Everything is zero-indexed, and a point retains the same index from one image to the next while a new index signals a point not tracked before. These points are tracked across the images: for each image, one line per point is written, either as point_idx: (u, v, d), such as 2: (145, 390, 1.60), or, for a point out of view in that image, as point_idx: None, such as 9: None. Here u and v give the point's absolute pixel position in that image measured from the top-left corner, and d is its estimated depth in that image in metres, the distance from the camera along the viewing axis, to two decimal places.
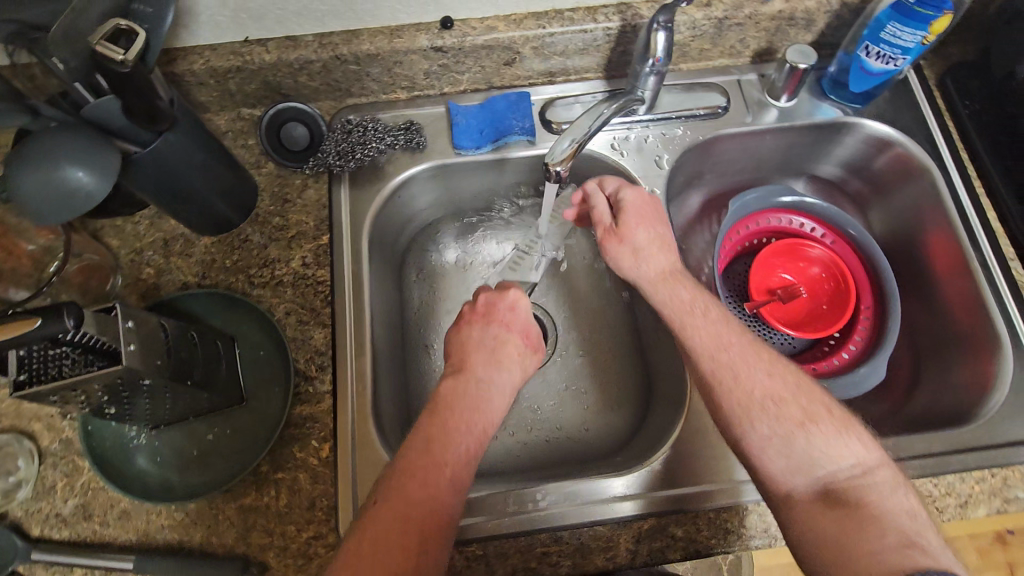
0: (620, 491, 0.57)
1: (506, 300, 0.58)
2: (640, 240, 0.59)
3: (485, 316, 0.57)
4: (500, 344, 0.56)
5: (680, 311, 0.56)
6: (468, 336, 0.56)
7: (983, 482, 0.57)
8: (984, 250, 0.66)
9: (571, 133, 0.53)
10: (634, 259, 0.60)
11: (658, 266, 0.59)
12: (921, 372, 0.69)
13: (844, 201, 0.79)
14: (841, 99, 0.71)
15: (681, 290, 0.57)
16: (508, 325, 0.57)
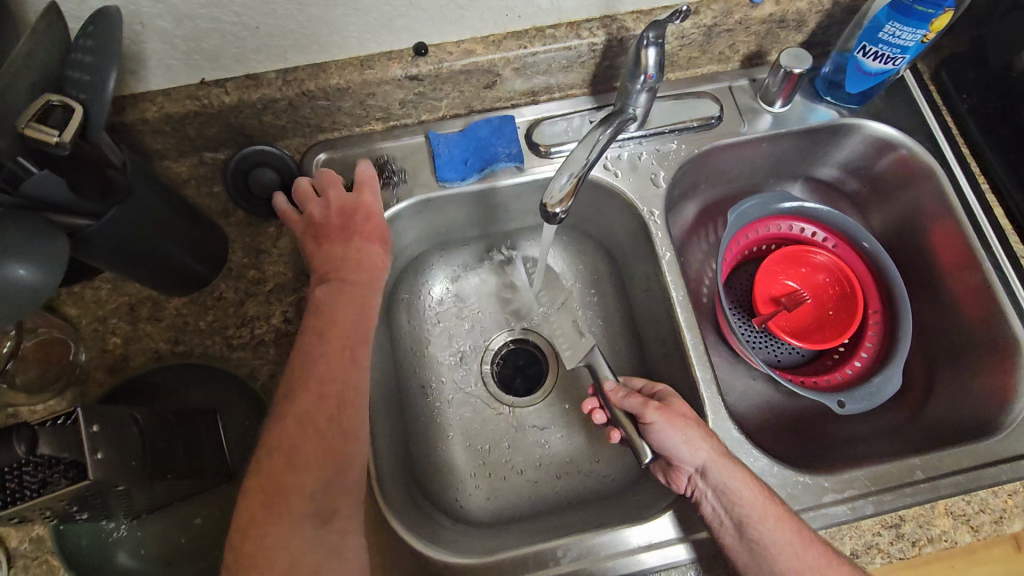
0: (675, 534, 0.54)
1: (361, 216, 0.55)
2: (697, 417, 0.54)
3: (343, 231, 0.54)
4: (357, 247, 0.54)
5: (751, 489, 0.50)
6: (323, 250, 0.53)
7: (1015, 496, 0.55)
8: (994, 248, 0.64)
9: (567, 166, 0.49)
10: (700, 430, 0.52)
11: (723, 448, 0.53)
12: (936, 376, 0.67)
13: (842, 203, 0.77)
14: (836, 101, 0.68)
15: (756, 482, 0.51)
16: (367, 237, 0.55)
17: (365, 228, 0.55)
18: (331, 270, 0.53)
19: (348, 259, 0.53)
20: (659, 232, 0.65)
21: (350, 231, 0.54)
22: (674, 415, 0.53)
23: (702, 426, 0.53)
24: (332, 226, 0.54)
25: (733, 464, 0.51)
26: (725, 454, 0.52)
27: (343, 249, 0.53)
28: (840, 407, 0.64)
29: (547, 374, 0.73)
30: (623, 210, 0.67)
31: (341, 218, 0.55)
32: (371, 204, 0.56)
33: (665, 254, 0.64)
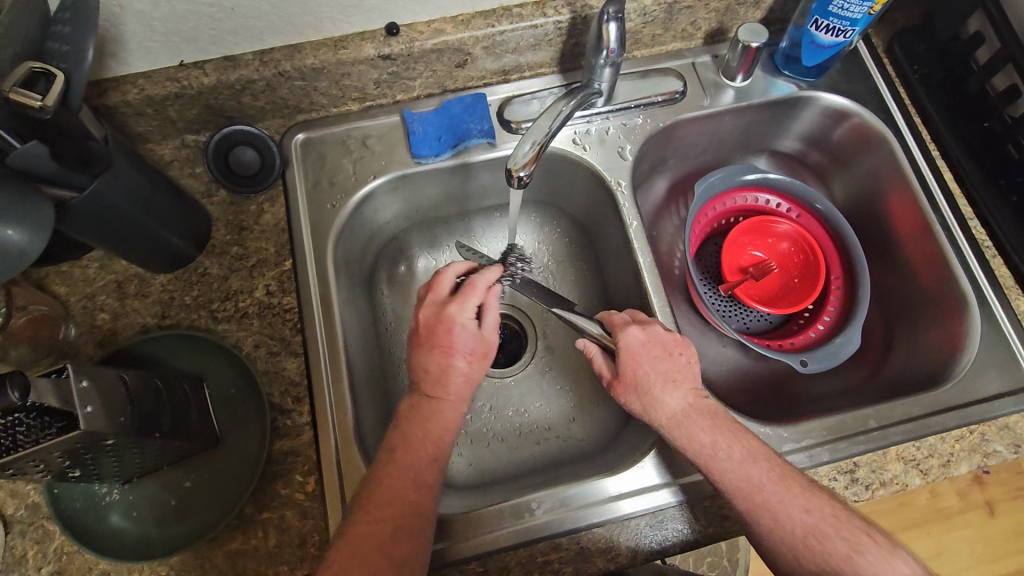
0: (660, 480, 0.58)
1: (446, 323, 0.55)
2: (641, 380, 0.55)
3: (427, 340, 0.55)
4: (450, 359, 0.54)
5: (690, 449, 0.52)
6: (416, 360, 0.55)
7: (962, 440, 0.59)
8: (944, 210, 0.67)
9: (531, 136, 0.52)
10: (639, 402, 0.55)
11: (665, 408, 0.53)
12: (894, 335, 0.70)
13: (806, 173, 0.80)
14: (794, 74, 0.72)
15: (700, 435, 0.52)
16: (450, 351, 0.54)
17: (473, 349, 0.55)
18: (423, 381, 0.54)
19: (432, 374, 0.54)
20: (627, 203, 0.68)
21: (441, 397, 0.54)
22: (617, 388, 0.56)
23: (639, 398, 0.55)
24: (424, 335, 0.55)
25: (673, 426, 0.53)
26: (665, 420, 0.53)
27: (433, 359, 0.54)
28: (802, 365, 0.67)
29: (527, 346, 0.76)
30: (593, 184, 0.70)
31: (432, 327, 0.55)
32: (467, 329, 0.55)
33: (633, 223, 0.67)
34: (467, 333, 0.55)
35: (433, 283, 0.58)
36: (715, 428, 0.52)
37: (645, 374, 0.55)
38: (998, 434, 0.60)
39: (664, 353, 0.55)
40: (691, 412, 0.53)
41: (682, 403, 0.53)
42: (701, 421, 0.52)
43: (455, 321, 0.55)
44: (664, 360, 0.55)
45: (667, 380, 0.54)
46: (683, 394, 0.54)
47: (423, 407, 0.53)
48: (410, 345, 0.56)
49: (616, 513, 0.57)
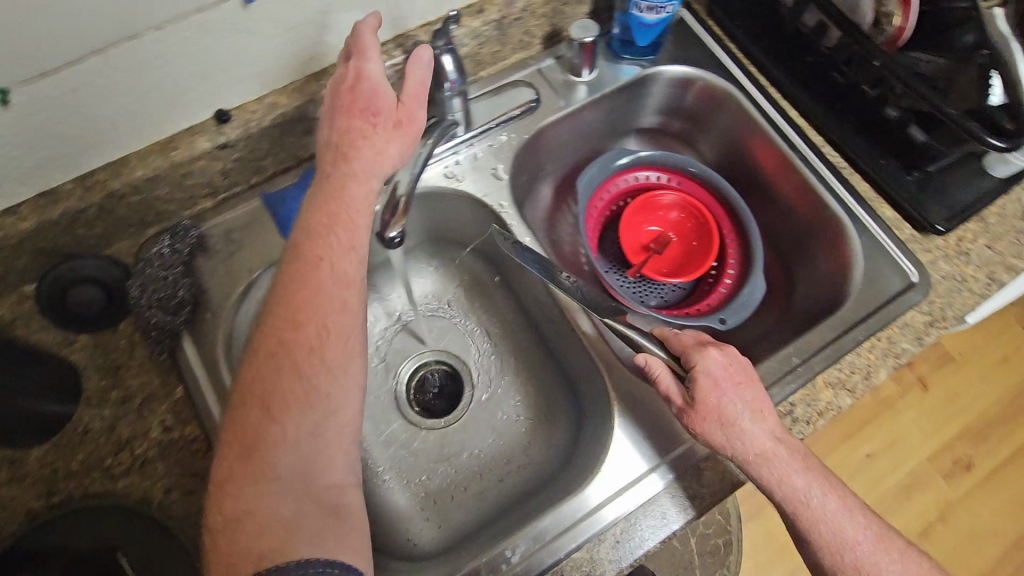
0: (618, 487, 0.58)
1: (363, 83, 0.52)
2: (725, 407, 0.54)
3: (350, 105, 0.52)
4: (345, 132, 0.52)
5: (776, 486, 0.52)
6: (337, 119, 0.52)
7: (875, 349, 0.62)
8: (799, 145, 0.72)
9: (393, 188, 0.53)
10: (722, 432, 0.54)
11: (755, 439, 0.53)
12: (794, 270, 0.75)
13: (674, 141, 0.83)
14: (635, 56, 0.74)
15: (793, 476, 0.51)
16: (371, 112, 0.52)
17: (388, 115, 0.53)
18: (343, 145, 0.51)
19: (344, 147, 0.51)
20: (516, 220, 0.68)
21: (350, 161, 0.51)
22: (694, 414, 0.55)
23: (723, 428, 0.54)
24: (357, 94, 0.52)
25: (761, 461, 0.52)
26: (752, 454, 0.53)
27: (345, 127, 0.52)
28: (722, 323, 0.71)
29: (463, 386, 0.75)
30: (479, 210, 0.70)
31: (360, 88, 0.52)
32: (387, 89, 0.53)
33: (527, 239, 0.67)
34: (383, 84, 0.52)
35: (361, 46, 0.52)
36: (804, 468, 0.52)
37: (730, 403, 0.54)
38: (901, 333, 0.63)
39: (742, 382, 0.56)
40: (776, 444, 0.53)
41: (769, 436, 0.53)
42: (792, 460, 0.52)
43: (371, 73, 0.52)
44: (748, 390, 0.55)
45: (754, 411, 0.54)
46: (772, 427, 0.54)
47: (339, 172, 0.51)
48: (332, 103, 0.53)
49: (600, 523, 0.57)
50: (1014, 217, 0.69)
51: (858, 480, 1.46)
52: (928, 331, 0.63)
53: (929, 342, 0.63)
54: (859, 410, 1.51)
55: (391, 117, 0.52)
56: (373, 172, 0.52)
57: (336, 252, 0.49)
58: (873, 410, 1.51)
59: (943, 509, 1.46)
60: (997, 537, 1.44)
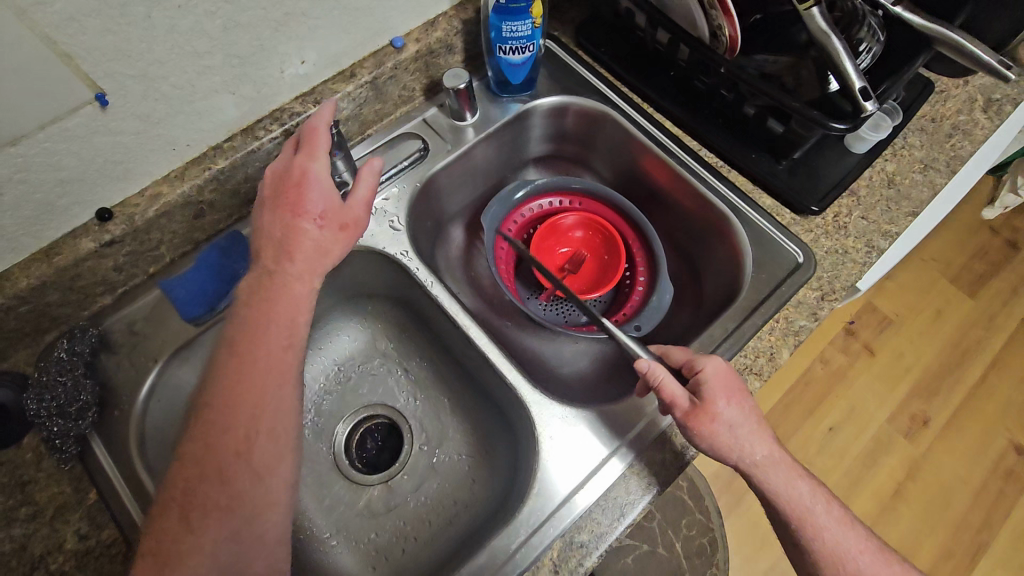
0: (551, 508, 0.59)
1: (303, 185, 0.55)
2: (733, 412, 0.55)
3: (289, 206, 0.55)
4: (308, 222, 0.55)
5: (779, 490, 0.54)
6: (273, 217, 0.55)
7: (774, 331, 0.66)
8: (675, 150, 0.76)
9: None
10: (732, 437, 0.54)
11: (762, 444, 0.55)
12: (698, 269, 0.79)
13: (570, 164, 0.87)
14: (513, 94, 0.78)
15: (796, 480, 0.54)
16: (312, 214, 0.55)
17: (331, 216, 0.56)
18: (280, 244, 0.55)
19: (282, 243, 0.55)
20: (419, 267, 0.70)
21: (293, 260, 0.55)
22: (704, 417, 0.55)
23: (734, 432, 0.55)
24: (291, 191, 0.55)
25: (766, 466, 0.54)
26: (760, 459, 0.54)
27: (287, 225, 0.55)
28: (637, 331, 0.75)
29: (404, 435, 0.76)
30: (385, 262, 0.72)
31: (297, 195, 0.55)
32: (332, 184, 0.57)
33: (431, 284, 0.70)
34: (328, 183, 0.57)
35: (310, 144, 0.57)
36: (800, 474, 0.55)
37: (739, 409, 0.56)
38: (797, 312, 0.67)
39: (742, 390, 0.57)
40: (776, 449, 0.55)
41: (770, 441, 0.55)
42: (790, 466, 0.55)
43: (312, 178, 0.56)
44: (749, 398, 0.57)
45: (757, 418, 0.56)
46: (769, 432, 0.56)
47: (281, 269, 0.54)
48: (270, 196, 0.56)
49: (574, 510, 0.58)
50: (882, 187, 0.74)
51: (825, 455, 1.49)
52: (822, 306, 0.67)
53: (824, 316, 0.67)
54: (813, 387, 1.56)
55: (332, 224, 0.56)
56: (316, 272, 0.56)
57: (268, 350, 0.52)
58: (825, 382, 1.56)
59: (910, 469, 1.50)
60: (963, 486, 1.49)
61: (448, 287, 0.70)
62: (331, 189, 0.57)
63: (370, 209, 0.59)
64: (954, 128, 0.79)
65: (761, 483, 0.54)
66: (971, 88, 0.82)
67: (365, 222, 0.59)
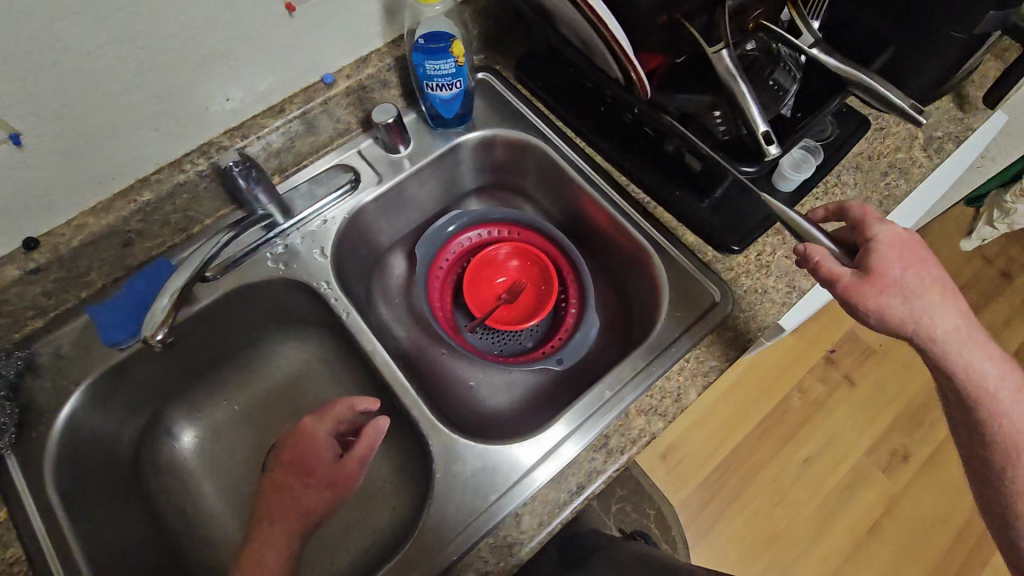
0: (441, 544, 0.60)
1: (309, 458, 0.64)
2: (909, 286, 0.55)
3: (294, 469, 0.63)
4: (305, 487, 0.63)
5: (959, 358, 0.56)
6: (275, 477, 0.64)
7: (683, 371, 0.66)
8: (603, 185, 0.77)
9: (167, 289, 0.57)
10: (901, 314, 0.55)
11: (936, 325, 0.56)
12: (631, 301, 0.80)
13: (511, 195, 0.89)
14: (448, 127, 0.80)
15: (965, 366, 0.56)
16: (306, 480, 0.63)
17: (319, 470, 0.64)
18: (277, 501, 0.62)
19: (281, 488, 0.63)
20: (336, 297, 0.71)
21: (275, 523, 0.61)
22: (870, 290, 0.55)
23: (913, 304, 0.55)
24: (297, 465, 0.64)
25: (933, 344, 0.56)
26: (945, 330, 0.56)
27: (287, 486, 0.63)
28: (559, 364, 0.76)
29: None
30: (304, 290, 0.73)
31: (293, 464, 0.64)
32: (326, 440, 0.65)
33: (346, 314, 0.71)
34: (327, 446, 0.65)
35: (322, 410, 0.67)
36: (984, 351, 0.57)
37: (909, 286, 0.55)
38: (707, 352, 0.67)
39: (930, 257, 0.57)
40: (957, 319, 0.56)
41: (942, 324, 0.56)
42: (973, 335, 0.57)
43: (329, 473, 0.63)
44: (925, 271, 0.56)
45: (939, 288, 0.56)
46: (960, 305, 0.57)
47: (271, 495, 0.63)
48: (276, 471, 0.64)
49: (462, 546, 0.59)
50: None
51: (800, 486, 1.45)
52: (734, 346, 0.68)
53: (735, 356, 0.67)
54: (791, 415, 1.52)
55: (319, 476, 0.63)
56: (304, 513, 0.62)
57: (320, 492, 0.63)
58: (804, 413, 1.52)
59: (887, 504, 1.46)
60: (942, 526, 1.44)
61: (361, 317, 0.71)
62: (330, 451, 0.65)
63: (363, 465, 0.64)
64: (890, 167, 0.79)
65: (941, 353, 0.56)
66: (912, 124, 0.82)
67: (359, 476, 0.64)
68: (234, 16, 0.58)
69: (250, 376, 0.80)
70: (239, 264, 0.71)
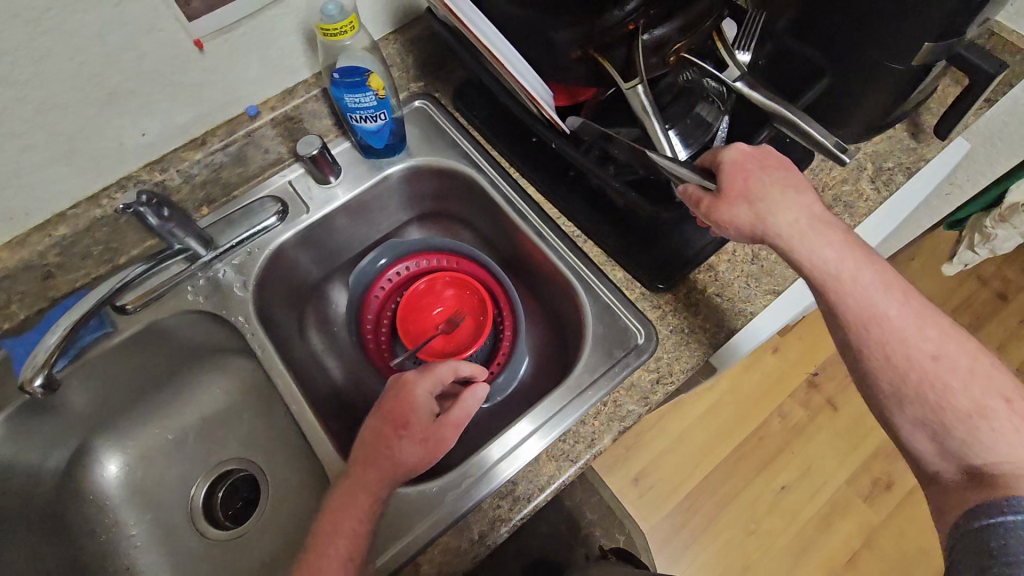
0: None
1: (413, 403, 0.58)
2: (757, 185, 0.56)
3: (395, 424, 0.57)
4: (399, 446, 0.57)
5: (831, 247, 0.55)
6: (376, 421, 0.59)
7: (600, 415, 0.64)
8: (530, 217, 0.75)
9: (60, 323, 0.60)
10: (756, 217, 0.55)
11: (794, 218, 0.55)
12: (566, 337, 0.77)
13: (451, 223, 0.87)
14: (382, 156, 0.79)
15: (840, 256, 0.54)
16: (424, 421, 0.58)
17: (416, 432, 0.57)
18: (370, 457, 0.57)
19: (372, 445, 0.58)
20: (254, 332, 0.71)
21: (340, 516, 0.56)
22: (725, 202, 0.56)
23: (768, 204, 0.55)
24: (395, 414, 0.58)
25: (798, 241, 0.55)
26: (801, 222, 0.55)
27: (375, 449, 0.57)
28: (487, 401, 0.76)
29: (259, 495, 0.77)
30: (225, 324, 0.73)
31: (410, 399, 0.58)
32: (425, 406, 0.58)
33: (261, 349, 0.70)
34: (425, 404, 0.58)
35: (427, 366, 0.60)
36: (853, 252, 0.55)
37: (759, 187, 0.56)
38: (628, 395, 0.65)
39: (786, 166, 0.58)
40: (822, 220, 0.56)
41: (800, 216, 0.55)
42: (837, 234, 0.55)
43: (463, 404, 0.58)
44: (774, 173, 0.57)
45: (789, 186, 0.57)
46: (812, 202, 0.57)
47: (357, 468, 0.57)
48: (379, 410, 0.59)
49: None
50: (744, 262, 0.70)
51: (775, 514, 1.42)
52: (655, 389, 0.65)
53: (656, 400, 0.65)
54: (768, 441, 1.48)
55: (416, 433, 0.57)
56: (388, 480, 0.57)
57: (369, 485, 0.56)
58: (783, 437, 1.48)
59: (867, 535, 1.40)
60: (925, 559, 1.38)
61: (276, 352, 0.70)
62: (429, 407, 0.59)
63: (458, 432, 0.59)
64: (835, 200, 0.76)
65: (808, 255, 0.55)
66: (861, 155, 0.79)
67: (450, 445, 0.58)
68: (138, 53, 0.58)
69: (180, 406, 0.79)
70: (161, 296, 0.71)
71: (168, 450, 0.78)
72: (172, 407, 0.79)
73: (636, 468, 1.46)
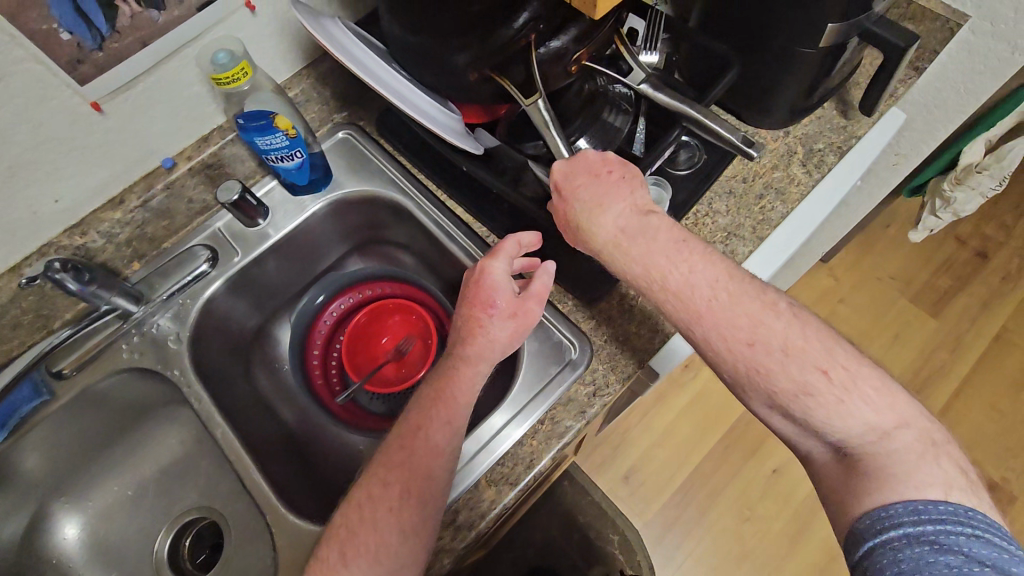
0: None
1: (491, 288, 0.58)
2: (569, 205, 0.56)
3: (483, 305, 0.58)
4: (494, 327, 0.57)
5: (635, 261, 0.52)
6: (463, 311, 0.59)
7: (537, 434, 0.64)
8: (459, 238, 0.74)
9: None
10: (578, 237, 0.56)
11: (604, 235, 0.54)
12: None
13: (390, 248, 0.87)
14: (311, 191, 0.78)
15: (653, 264, 0.51)
16: (538, 283, 0.59)
17: (504, 309, 0.58)
18: (462, 347, 0.58)
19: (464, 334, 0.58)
20: (192, 385, 0.72)
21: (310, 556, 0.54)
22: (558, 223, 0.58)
23: (582, 222, 0.55)
24: (481, 296, 0.58)
25: (611, 255, 0.53)
26: (613, 237, 0.53)
27: (465, 335, 0.58)
28: None
29: (221, 541, 0.76)
30: (165, 378, 0.73)
31: (491, 284, 0.58)
32: (506, 286, 0.58)
33: (199, 401, 0.71)
34: (505, 283, 0.58)
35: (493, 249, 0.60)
36: (672, 258, 0.51)
37: (573, 206, 0.55)
38: (565, 410, 0.64)
39: (597, 173, 0.56)
40: (633, 229, 0.53)
41: (612, 228, 0.53)
42: (651, 243, 0.52)
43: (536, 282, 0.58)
44: (589, 186, 0.55)
45: (602, 199, 0.54)
46: (628, 213, 0.53)
47: (445, 372, 0.58)
48: (461, 301, 0.60)
49: None
50: None
51: (768, 498, 1.40)
52: (591, 402, 0.64)
53: (593, 413, 0.64)
54: (757, 425, 1.46)
55: (506, 309, 0.57)
56: (485, 360, 0.57)
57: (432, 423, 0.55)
58: None
59: None
60: None
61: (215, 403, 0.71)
62: (513, 285, 0.59)
63: (543, 304, 0.59)
64: (766, 188, 0.75)
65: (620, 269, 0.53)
66: (791, 139, 0.78)
67: (538, 317, 0.59)
68: (32, 124, 0.58)
69: (135, 461, 0.79)
70: (98, 357, 0.72)
71: (127, 507, 0.77)
72: (127, 463, 0.78)
73: (625, 466, 1.45)
